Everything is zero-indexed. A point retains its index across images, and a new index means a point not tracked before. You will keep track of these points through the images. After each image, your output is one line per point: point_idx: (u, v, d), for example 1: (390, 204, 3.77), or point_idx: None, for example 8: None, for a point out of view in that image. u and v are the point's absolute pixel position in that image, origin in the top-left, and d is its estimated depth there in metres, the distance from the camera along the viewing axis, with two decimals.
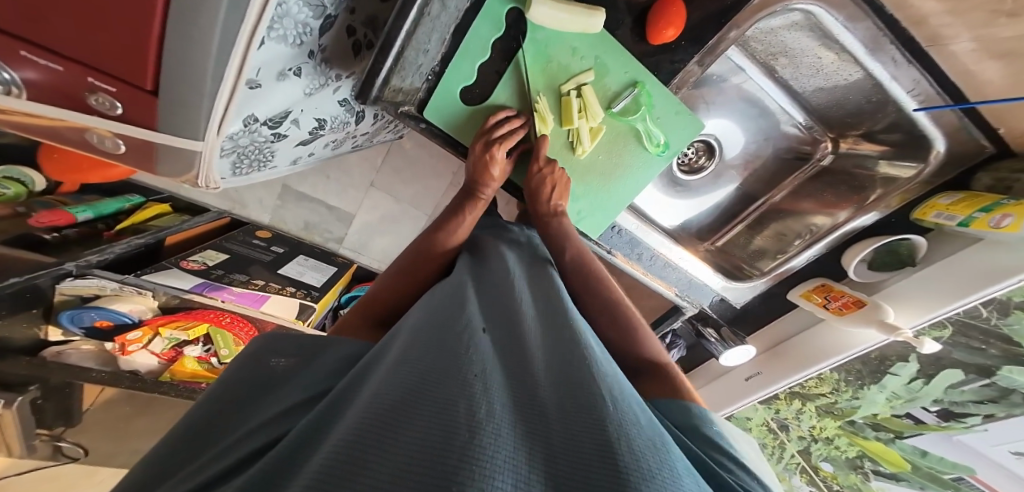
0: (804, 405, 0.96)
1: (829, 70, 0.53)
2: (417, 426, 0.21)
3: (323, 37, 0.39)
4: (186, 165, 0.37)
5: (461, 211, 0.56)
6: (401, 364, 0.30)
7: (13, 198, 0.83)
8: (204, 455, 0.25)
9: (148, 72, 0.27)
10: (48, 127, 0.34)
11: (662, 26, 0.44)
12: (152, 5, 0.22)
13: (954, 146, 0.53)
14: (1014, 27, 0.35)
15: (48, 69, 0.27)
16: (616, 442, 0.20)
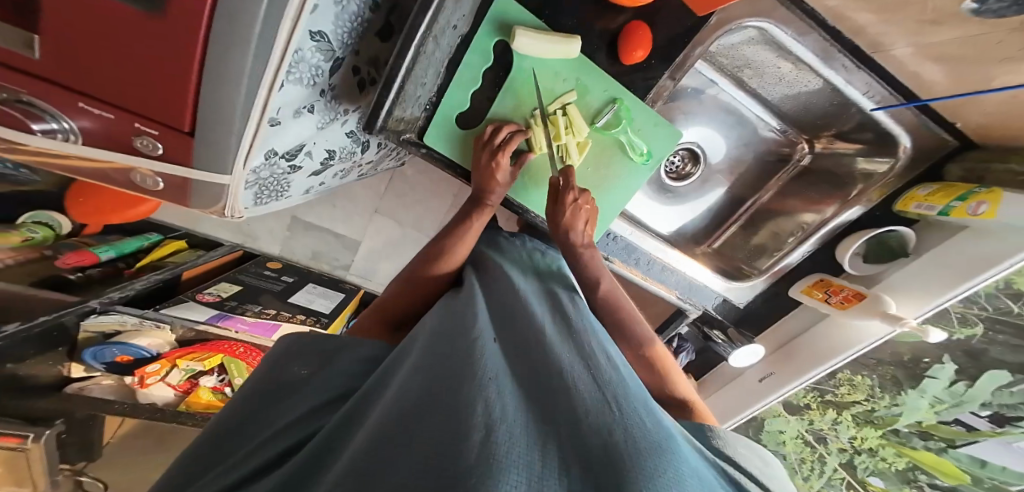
0: (840, 415, 0.90)
1: (790, 78, 0.58)
2: (436, 424, 0.24)
3: (333, 77, 0.44)
4: (214, 196, 0.41)
5: (469, 217, 0.57)
6: (417, 371, 0.32)
7: (41, 242, 0.89)
8: (225, 461, 0.28)
9: (187, 113, 0.31)
10: (98, 169, 0.38)
11: (632, 48, 0.49)
12: (192, 55, 0.26)
13: (918, 140, 0.57)
14: (939, 33, 0.38)
15: (103, 118, 0.32)
16: (621, 443, 0.22)
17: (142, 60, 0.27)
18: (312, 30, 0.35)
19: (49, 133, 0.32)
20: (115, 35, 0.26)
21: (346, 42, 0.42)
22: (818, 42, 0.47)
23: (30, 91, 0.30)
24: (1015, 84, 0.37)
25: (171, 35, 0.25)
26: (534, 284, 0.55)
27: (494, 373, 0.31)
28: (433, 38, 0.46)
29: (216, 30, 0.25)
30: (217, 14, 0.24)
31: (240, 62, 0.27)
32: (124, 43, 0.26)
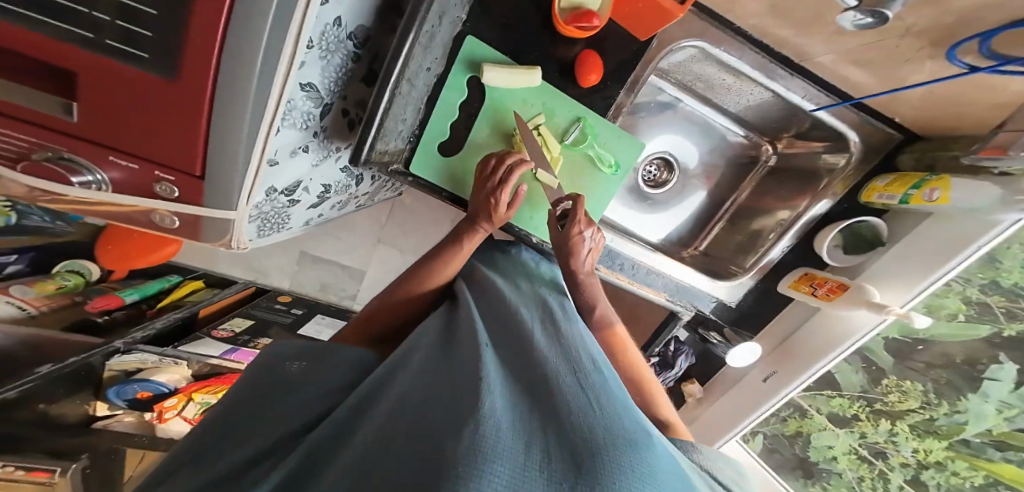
0: (895, 426, 0.86)
1: (736, 88, 0.66)
2: (430, 420, 0.26)
3: (324, 120, 0.51)
4: (223, 231, 0.46)
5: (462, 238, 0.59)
6: (414, 378, 0.34)
7: (73, 289, 0.97)
8: (208, 457, 0.31)
9: (198, 158, 0.37)
10: (123, 212, 0.44)
11: (586, 72, 0.55)
12: (201, 111, 0.32)
13: (867, 136, 0.62)
14: (841, 42, 0.43)
15: (129, 168, 0.38)
16: (601, 434, 0.24)
17: (163, 119, 0.34)
18: (302, 83, 0.42)
19: (85, 184, 0.38)
20: (138, 99, 0.32)
21: (334, 89, 0.48)
22: (754, 58, 0.53)
23: (70, 148, 0.36)
24: (926, 80, 0.41)
25: (185, 97, 0.32)
26: (526, 292, 0.57)
27: (487, 375, 0.33)
28: (407, 80, 0.47)
29: (221, 91, 0.31)
30: (220, 76, 0.30)
31: (241, 114, 0.33)
32: (150, 107, 0.33)
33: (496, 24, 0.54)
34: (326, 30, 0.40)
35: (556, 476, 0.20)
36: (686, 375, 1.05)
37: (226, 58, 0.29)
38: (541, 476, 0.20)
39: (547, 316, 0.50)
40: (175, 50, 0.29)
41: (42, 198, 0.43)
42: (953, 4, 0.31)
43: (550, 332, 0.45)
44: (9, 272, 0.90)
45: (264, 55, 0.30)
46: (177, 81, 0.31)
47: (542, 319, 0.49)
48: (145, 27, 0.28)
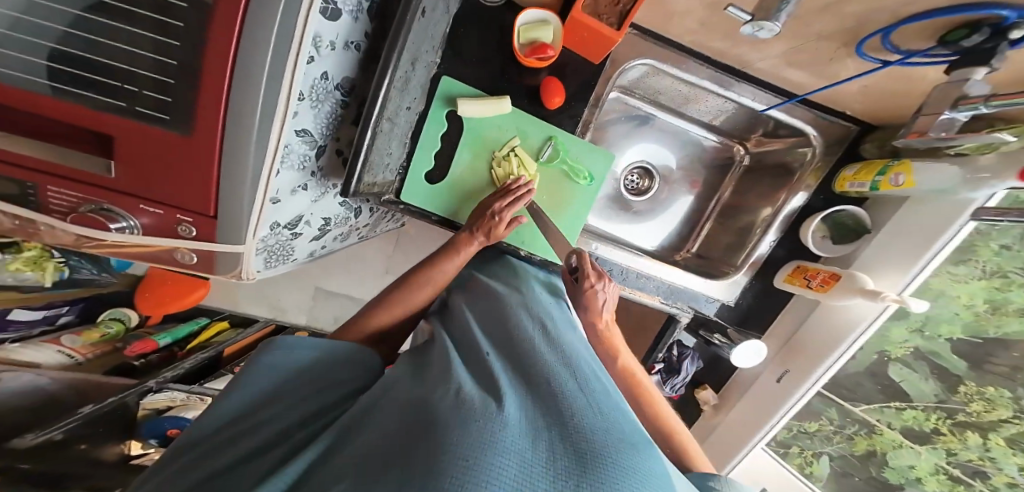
0: (989, 439, 0.75)
1: (693, 96, 0.72)
2: (438, 413, 0.28)
3: (320, 161, 0.57)
4: (234, 264, 0.52)
5: (455, 250, 0.59)
6: (419, 382, 0.37)
7: (115, 336, 1.07)
8: (232, 428, 0.34)
9: (211, 200, 0.43)
10: (151, 252, 0.50)
11: (551, 95, 0.61)
12: (213, 158, 0.39)
13: (824, 130, 0.67)
14: (765, 49, 0.48)
15: (155, 214, 0.45)
16: (599, 437, 0.27)
17: (182, 168, 0.40)
18: (297, 129, 0.48)
19: (120, 229, 0.45)
20: (162, 154, 0.39)
21: (326, 132, 0.55)
22: (706, 72, 0.62)
23: (108, 200, 0.43)
24: (855, 74, 0.45)
25: (199, 148, 0.38)
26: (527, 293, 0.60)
27: (491, 383, 0.35)
28: (388, 119, 0.52)
29: (229, 139, 0.38)
30: (227, 126, 0.37)
31: (246, 159, 0.40)
32: (171, 159, 0.39)
33: (468, 63, 0.61)
34: (315, 84, 0.46)
35: (559, 472, 0.23)
36: (697, 381, 1.00)
37: (231, 113, 0.36)
38: (546, 472, 0.23)
39: (545, 321, 0.53)
40: (191, 112, 0.36)
41: (85, 245, 0.50)
42: (843, 11, 0.35)
43: (550, 338, 0.47)
44: (60, 323, 1.04)
45: (262, 109, 0.37)
46: (192, 136, 0.37)
47: (540, 323, 0.51)
48: (167, 94, 0.36)
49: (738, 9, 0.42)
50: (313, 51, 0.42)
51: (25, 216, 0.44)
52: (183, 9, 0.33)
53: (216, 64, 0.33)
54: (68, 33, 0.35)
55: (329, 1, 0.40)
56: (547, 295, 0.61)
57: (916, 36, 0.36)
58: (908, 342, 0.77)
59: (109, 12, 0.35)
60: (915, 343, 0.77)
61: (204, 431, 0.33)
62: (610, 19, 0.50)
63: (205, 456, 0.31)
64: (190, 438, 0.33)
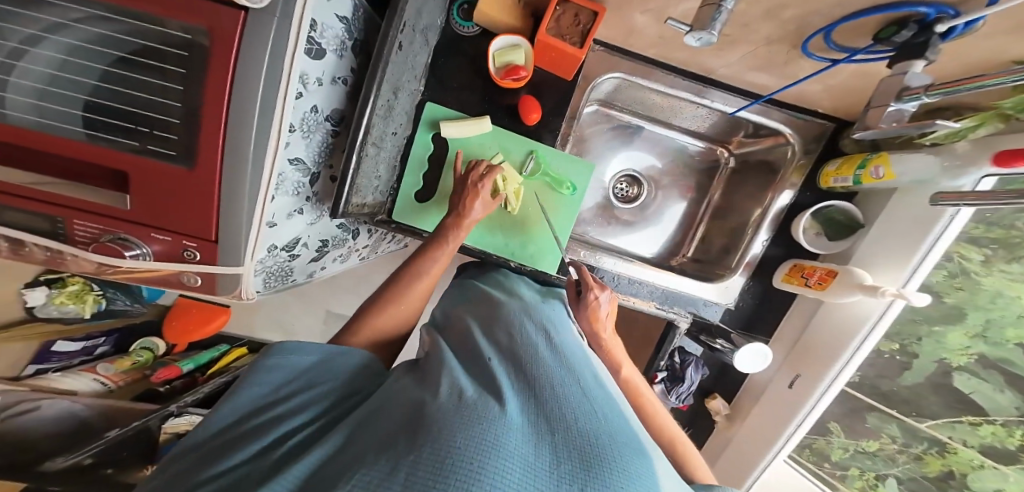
0: None
1: (668, 105, 0.75)
2: (441, 415, 0.30)
3: (315, 187, 0.60)
4: (235, 286, 0.53)
5: (446, 236, 0.58)
6: (417, 386, 0.38)
7: (144, 363, 1.14)
8: (237, 426, 0.36)
9: (212, 225, 0.46)
10: (161, 276, 0.53)
11: (528, 112, 0.64)
12: (214, 183, 0.42)
13: (799, 128, 0.69)
14: (722, 55, 0.51)
15: (166, 241, 0.47)
16: (604, 444, 0.28)
17: (187, 196, 0.43)
18: (290, 158, 0.50)
19: (135, 256, 0.47)
20: (170, 187, 0.43)
21: (319, 160, 0.58)
22: (676, 81, 0.64)
23: (123, 229, 0.46)
24: (809, 74, 0.47)
25: (202, 177, 0.42)
26: (529, 296, 0.62)
27: (493, 386, 0.37)
28: (372, 143, 0.55)
29: (227, 167, 0.41)
30: (227, 156, 0.41)
31: (242, 187, 0.43)
32: (181, 189, 0.43)
33: (449, 89, 0.66)
34: (306, 116, 0.49)
35: (562, 479, 0.25)
36: (706, 390, 0.94)
37: (228, 146, 0.40)
38: (549, 479, 0.24)
39: (547, 324, 0.54)
40: (194, 147, 0.40)
41: (105, 272, 0.52)
42: (783, 16, 0.38)
43: (552, 343, 0.48)
44: (98, 353, 1.12)
45: (256, 139, 0.40)
46: (196, 169, 0.41)
47: (540, 328, 0.52)
48: (175, 133, 0.41)
49: (677, 20, 0.41)
50: (301, 87, 0.45)
51: (54, 248, 0.47)
52: (187, 58, 0.38)
53: (215, 104, 0.38)
54: (98, 86, 0.40)
55: (313, 42, 0.43)
56: (535, 294, 0.63)
57: (859, 32, 0.38)
58: (970, 349, 0.66)
59: (128, 65, 0.40)
60: (979, 350, 0.65)
61: (204, 435, 0.35)
62: (572, 39, 0.52)
63: (206, 460, 0.32)
64: (187, 444, 0.35)
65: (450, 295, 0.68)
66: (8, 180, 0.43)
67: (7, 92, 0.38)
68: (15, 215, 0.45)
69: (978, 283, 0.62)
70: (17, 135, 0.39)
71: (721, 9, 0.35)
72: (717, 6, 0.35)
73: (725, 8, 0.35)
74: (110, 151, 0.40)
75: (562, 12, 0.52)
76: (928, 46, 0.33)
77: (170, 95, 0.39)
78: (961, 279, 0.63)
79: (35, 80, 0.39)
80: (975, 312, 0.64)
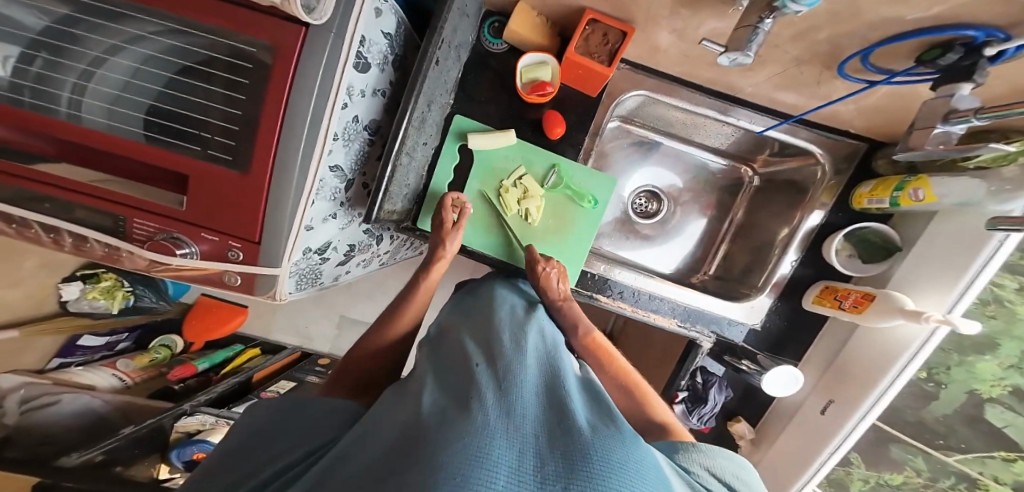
0: None
1: (691, 122, 0.76)
2: (429, 426, 0.30)
3: (349, 192, 0.61)
4: (273, 287, 0.54)
5: (416, 283, 0.63)
6: (418, 397, 0.39)
7: (161, 360, 1.18)
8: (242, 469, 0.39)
9: (257, 225, 0.47)
10: (203, 276, 0.54)
11: (552, 126, 0.66)
12: (263, 186, 0.44)
13: (830, 147, 0.69)
14: (753, 74, 0.52)
15: (212, 240, 0.48)
16: (589, 443, 0.29)
17: (240, 198, 0.45)
18: (331, 166, 0.52)
19: (184, 255, 0.48)
20: (223, 189, 0.44)
21: (355, 168, 0.59)
22: (700, 99, 0.66)
23: (177, 229, 0.47)
24: (844, 94, 0.48)
25: (253, 180, 0.43)
26: (520, 304, 0.64)
27: (481, 393, 0.37)
28: (407, 152, 0.57)
29: (277, 171, 0.43)
30: (276, 161, 0.43)
31: (287, 193, 0.45)
32: (234, 190, 0.44)
33: (476, 103, 0.68)
34: (348, 125, 0.51)
35: (548, 477, 0.25)
36: (730, 412, 0.91)
37: (281, 150, 0.42)
38: (536, 478, 0.25)
39: (536, 336, 0.54)
40: (250, 152, 0.43)
41: (155, 269, 0.53)
42: (815, 37, 0.39)
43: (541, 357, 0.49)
44: (118, 349, 1.16)
45: (304, 145, 0.42)
46: (250, 172, 0.43)
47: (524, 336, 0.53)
48: (235, 139, 0.43)
49: (711, 42, 0.48)
50: (347, 98, 0.47)
51: (111, 245, 0.48)
52: (250, 70, 0.41)
53: (273, 115, 0.41)
54: (163, 91, 0.44)
55: (361, 57, 0.46)
56: (520, 301, 0.65)
57: (895, 55, 0.39)
58: (1004, 381, 0.65)
59: (197, 75, 0.43)
60: (1013, 382, 0.65)
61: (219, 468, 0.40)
62: (600, 57, 0.54)
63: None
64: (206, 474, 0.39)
65: (445, 310, 0.69)
66: (80, 180, 0.45)
67: (87, 97, 0.42)
68: (80, 212, 0.46)
69: (1012, 311, 0.60)
70: (91, 137, 0.42)
71: (756, 31, 0.35)
72: (752, 28, 0.35)
73: (762, 29, 0.35)
74: (172, 154, 0.43)
75: (591, 32, 0.54)
76: (977, 69, 0.33)
77: (232, 104, 0.42)
78: (994, 307, 0.61)
79: (112, 86, 0.42)
80: (1009, 342, 0.63)
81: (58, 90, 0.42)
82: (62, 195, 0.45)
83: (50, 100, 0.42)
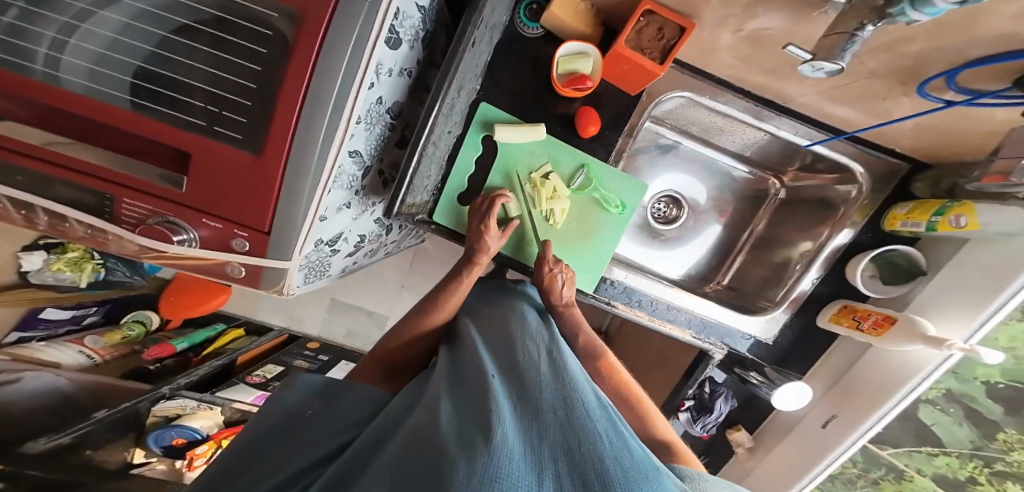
0: None
1: (731, 130, 0.74)
2: (440, 448, 0.28)
3: (365, 179, 0.56)
4: (280, 279, 0.51)
5: (461, 274, 0.63)
6: (434, 406, 0.37)
7: (134, 337, 1.09)
8: (252, 471, 0.40)
9: (267, 215, 0.42)
10: (204, 265, 0.50)
11: (586, 125, 0.62)
12: (276, 175, 0.39)
13: (871, 166, 0.69)
14: (819, 83, 0.49)
15: (214, 228, 0.44)
16: (610, 475, 0.26)
17: (246, 185, 0.40)
18: (351, 151, 0.46)
19: (181, 242, 0.43)
20: (228, 172, 0.39)
21: (374, 154, 0.54)
22: (742, 104, 0.63)
23: (174, 213, 0.42)
24: (908, 114, 0.49)
25: (264, 166, 0.38)
26: (535, 321, 0.60)
27: (496, 404, 0.35)
28: (433, 143, 0.54)
29: (292, 155, 0.38)
30: (292, 146, 0.37)
31: (303, 181, 0.40)
32: (239, 175, 0.39)
33: (505, 91, 0.62)
34: (371, 108, 0.45)
35: None
36: (730, 420, 0.94)
37: (298, 134, 0.37)
38: None
39: (551, 345, 0.52)
40: (264, 132, 0.37)
41: (145, 255, 0.48)
42: (902, 49, 0.39)
43: (557, 364, 0.46)
44: (85, 323, 1.06)
45: (326, 129, 0.37)
46: (262, 156, 0.38)
47: (545, 352, 0.50)
48: (246, 117, 0.38)
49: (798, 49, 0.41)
50: (374, 76, 0.42)
51: (96, 226, 0.43)
52: (269, 40, 0.36)
53: (290, 94, 0.35)
54: (155, 53, 0.37)
55: (393, 31, 0.41)
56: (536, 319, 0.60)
57: (986, 76, 0.40)
58: (940, 385, 0.77)
59: (201, 39, 0.37)
60: (947, 385, 0.77)
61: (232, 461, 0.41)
62: (652, 54, 0.50)
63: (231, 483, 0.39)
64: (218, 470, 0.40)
65: (461, 312, 0.66)
66: (53, 148, 0.39)
67: (64, 54, 0.35)
68: (57, 187, 0.41)
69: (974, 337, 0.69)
70: (67, 101, 0.35)
71: (851, 40, 0.37)
72: (849, 36, 0.37)
73: (858, 38, 0.36)
74: (171, 127, 0.37)
75: (645, 24, 0.50)
76: None
77: (247, 76, 0.37)
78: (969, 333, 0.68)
79: (97, 44, 0.36)
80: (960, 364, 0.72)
81: (33, 45, 0.35)
82: (38, 168, 0.39)
83: (19, 55, 0.35)
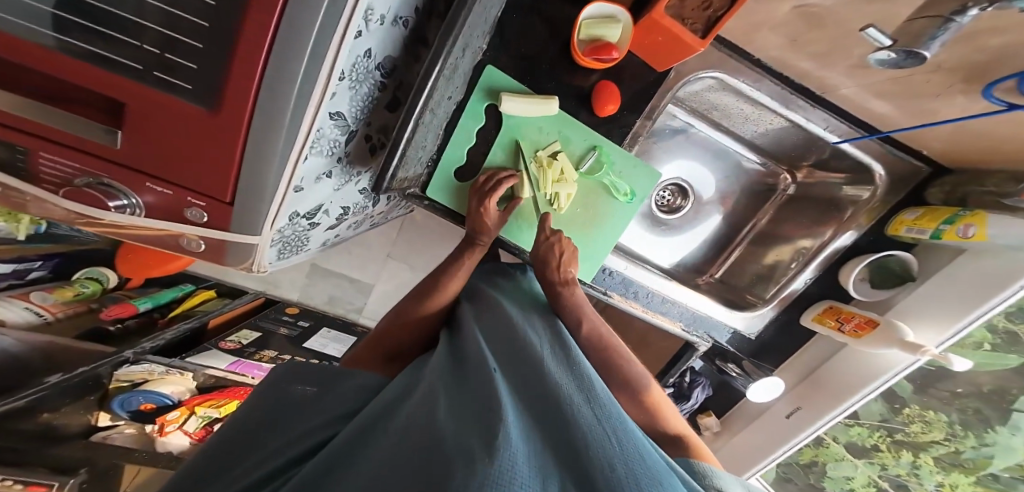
0: (918, 458, 0.90)
1: (754, 117, 0.69)
2: (434, 451, 0.24)
3: (349, 146, 0.49)
4: (246, 254, 0.45)
5: (461, 257, 0.59)
6: (431, 399, 0.34)
7: (90, 295, 0.98)
8: (240, 464, 0.36)
9: (229, 183, 0.36)
10: (155, 235, 0.44)
11: (604, 103, 0.55)
12: (237, 137, 0.32)
13: (891, 167, 0.66)
14: (882, 74, 0.45)
15: (163, 194, 0.37)
16: (623, 486, 0.21)
17: (199, 149, 0.33)
18: (332, 112, 0.39)
19: (121, 209, 0.37)
20: (177, 128, 0.32)
21: (360, 117, 0.47)
22: (775, 90, 0.58)
23: (109, 174, 0.35)
24: (959, 115, 0.45)
25: (221, 126, 0.31)
26: (539, 314, 0.55)
27: (498, 399, 0.30)
28: (430, 110, 0.47)
29: (258, 111, 0.30)
30: (258, 103, 0.30)
31: (273, 143, 0.33)
32: (191, 137, 0.32)
33: (515, 54, 0.54)
34: (358, 62, 0.38)
35: None
36: (701, 406, 0.97)
37: (265, 83, 0.29)
38: None
39: (557, 338, 0.47)
40: (218, 84, 0.29)
41: (78, 220, 0.42)
42: (985, 42, 0.35)
43: (566, 358, 0.42)
44: (31, 278, 0.92)
45: (301, 82, 0.29)
46: (218, 112, 0.30)
47: (551, 344, 0.45)
48: (191, 61, 0.30)
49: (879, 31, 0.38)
50: (362, 23, 0.34)
51: (12, 181, 0.36)
52: None
53: (250, 34, 0.26)
54: None
55: None
56: (539, 310, 0.57)
57: None
58: None
59: None
60: None
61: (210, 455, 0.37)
62: (694, 25, 0.44)
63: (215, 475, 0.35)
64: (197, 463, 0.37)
65: (462, 297, 0.62)
66: None
67: None
68: None
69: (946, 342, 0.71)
70: None
71: (945, 26, 0.32)
72: (944, 20, 0.32)
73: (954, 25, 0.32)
74: (94, 66, 0.29)
75: None
76: None
77: (194, 9, 0.27)
78: None
79: None
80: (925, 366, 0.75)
81: None
82: None
83: None
